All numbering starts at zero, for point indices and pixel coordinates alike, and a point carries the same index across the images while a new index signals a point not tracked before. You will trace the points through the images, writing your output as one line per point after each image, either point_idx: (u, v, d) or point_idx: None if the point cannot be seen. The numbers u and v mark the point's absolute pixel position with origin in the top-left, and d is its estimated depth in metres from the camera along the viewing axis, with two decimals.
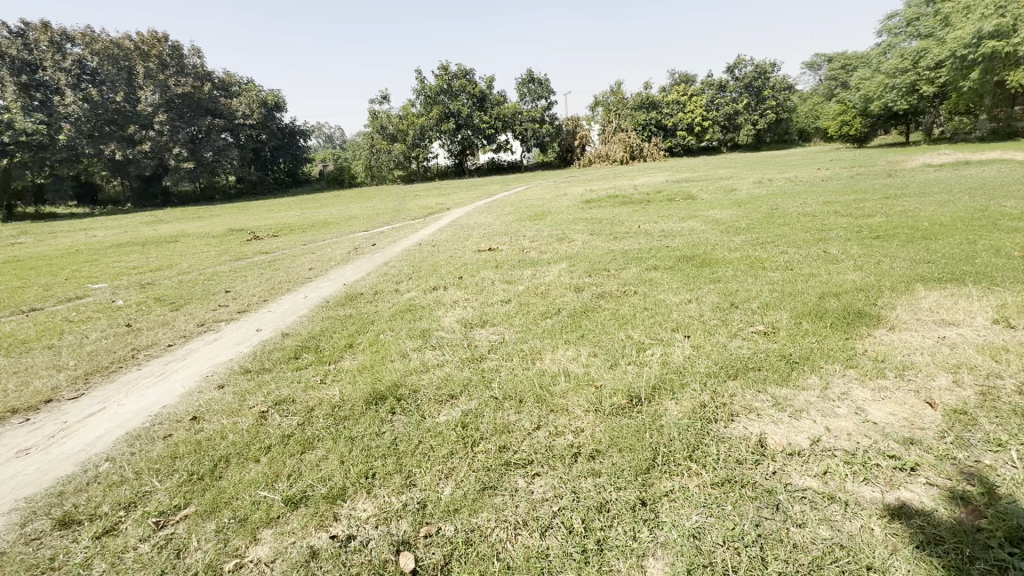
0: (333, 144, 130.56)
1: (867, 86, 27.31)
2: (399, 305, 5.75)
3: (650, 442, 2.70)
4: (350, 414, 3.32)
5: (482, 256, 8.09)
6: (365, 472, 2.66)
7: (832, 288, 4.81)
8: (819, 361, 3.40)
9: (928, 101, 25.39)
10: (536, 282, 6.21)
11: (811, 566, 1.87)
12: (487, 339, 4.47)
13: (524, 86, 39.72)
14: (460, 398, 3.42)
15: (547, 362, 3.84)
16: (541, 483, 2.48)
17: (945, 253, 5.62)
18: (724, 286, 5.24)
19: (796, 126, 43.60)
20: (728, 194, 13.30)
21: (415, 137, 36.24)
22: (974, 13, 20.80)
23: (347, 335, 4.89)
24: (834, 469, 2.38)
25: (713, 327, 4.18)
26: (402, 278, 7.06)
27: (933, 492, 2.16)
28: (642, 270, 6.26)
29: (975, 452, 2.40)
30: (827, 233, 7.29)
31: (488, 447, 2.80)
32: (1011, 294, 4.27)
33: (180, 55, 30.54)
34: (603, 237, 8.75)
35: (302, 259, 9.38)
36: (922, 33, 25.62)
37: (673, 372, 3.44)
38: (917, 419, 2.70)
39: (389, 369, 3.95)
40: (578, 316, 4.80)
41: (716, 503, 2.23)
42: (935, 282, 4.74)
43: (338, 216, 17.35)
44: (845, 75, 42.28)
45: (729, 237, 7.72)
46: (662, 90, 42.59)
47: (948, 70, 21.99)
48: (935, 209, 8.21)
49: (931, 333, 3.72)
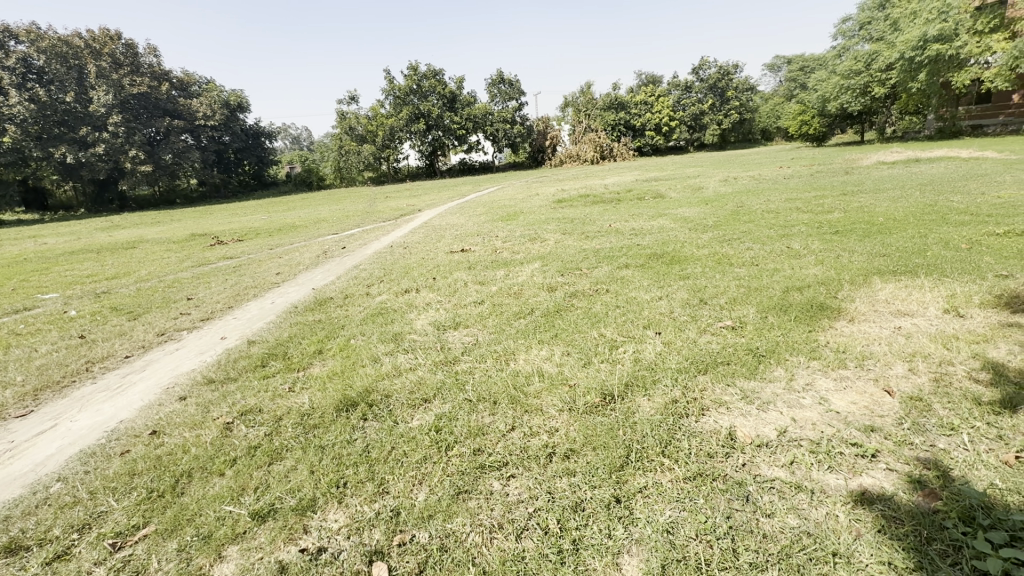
0: (301, 144, 128.79)
1: (824, 87, 28.33)
2: (371, 309, 5.64)
3: (624, 439, 2.72)
4: (320, 422, 3.23)
5: (455, 258, 8.04)
6: (336, 481, 2.60)
7: (796, 282, 4.97)
8: (784, 353, 3.50)
9: (881, 102, 26.47)
10: (509, 282, 6.19)
11: (781, 555, 1.91)
12: (460, 341, 4.43)
13: (494, 87, 39.68)
14: (434, 402, 3.38)
15: (521, 363, 3.83)
16: (516, 484, 2.47)
17: (899, 246, 5.88)
18: (692, 283, 5.34)
19: (759, 126, 44.89)
20: (695, 192, 13.60)
21: (384, 138, 35.83)
22: (919, 17, 21.82)
23: (317, 341, 4.77)
24: (800, 459, 2.45)
25: (682, 322, 4.26)
26: (373, 281, 6.95)
27: (892, 477, 2.25)
28: (614, 268, 6.33)
29: (931, 437, 2.51)
30: (790, 229, 7.53)
31: (462, 451, 2.77)
32: (961, 285, 4.48)
33: (135, 53, 29.27)
34: (575, 237, 8.81)
35: (268, 264, 9.11)
36: (874, 36, 26.75)
37: (645, 369, 3.47)
38: (876, 407, 2.81)
39: (360, 375, 3.86)
40: (552, 315, 4.81)
41: (689, 496, 2.26)
42: (890, 274, 4.95)
43: (305, 219, 16.91)
44: (802, 76, 43.65)
45: (697, 234, 7.90)
46: (630, 91, 43.16)
47: (898, 72, 22.97)
48: (890, 205, 8.57)
49: (888, 324, 3.87)
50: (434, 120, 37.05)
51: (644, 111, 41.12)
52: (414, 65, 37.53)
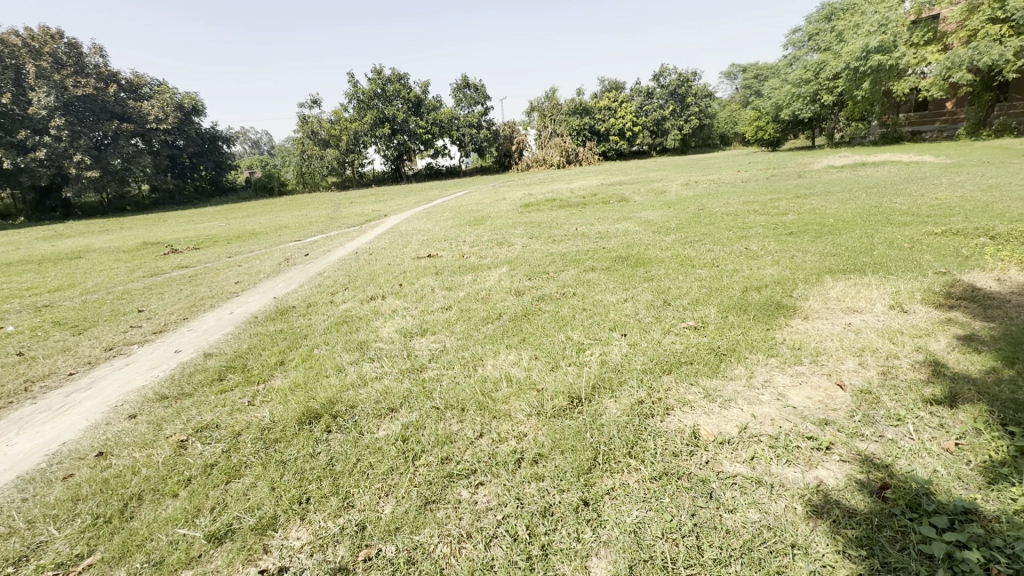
0: (260, 148, 125.19)
1: (777, 95, 29.54)
2: (335, 317, 5.50)
3: (592, 442, 2.74)
4: (281, 436, 3.12)
5: (422, 263, 7.96)
6: (298, 497, 2.51)
7: (754, 282, 5.14)
8: (744, 352, 3.61)
9: (830, 109, 27.81)
10: (477, 287, 6.17)
11: (742, 549, 1.96)
12: (427, 348, 4.37)
13: (459, 92, 39.59)
14: (401, 411, 3.32)
15: (489, 368, 3.81)
16: (484, 492, 2.45)
17: (848, 246, 6.18)
18: (656, 284, 5.47)
19: (718, 131, 46.42)
20: (659, 196, 13.94)
21: (348, 143, 35.16)
22: (861, 29, 23.06)
23: (278, 351, 4.62)
24: (759, 454, 2.53)
25: (647, 323, 4.34)
26: (337, 289, 6.78)
27: (846, 468, 2.35)
28: (580, 272, 6.39)
29: (880, 428, 2.64)
30: (748, 231, 7.80)
31: (430, 460, 2.73)
32: (904, 282, 4.74)
33: (79, 53, 27.78)
34: (542, 241, 8.86)
35: (225, 273, 8.78)
36: (822, 46, 28.11)
37: (612, 371, 3.52)
38: (830, 401, 2.93)
39: (324, 387, 3.74)
40: (519, 319, 4.82)
41: (655, 496, 2.29)
42: (841, 273, 5.20)
43: (266, 225, 16.41)
44: (755, 83, 45.28)
45: (661, 237, 8.07)
46: (594, 96, 43.87)
47: (844, 81, 24.21)
48: (839, 207, 9.01)
49: (839, 320, 4.06)
50: (399, 124, 36.63)
51: (607, 116, 41.89)
52: (377, 69, 36.99)
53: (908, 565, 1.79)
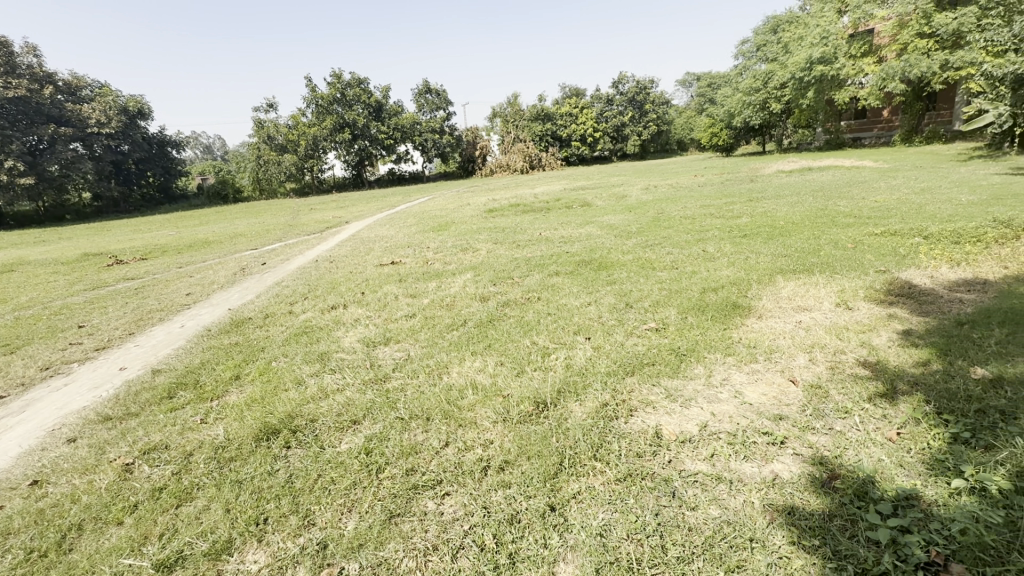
0: (212, 154, 120.34)
1: (729, 102, 30.68)
2: (294, 328, 5.33)
3: (557, 446, 2.75)
4: (237, 454, 2.98)
5: (384, 270, 7.83)
6: (255, 518, 2.41)
7: (711, 284, 5.31)
8: (703, 352, 3.72)
9: (779, 116, 29.21)
10: (441, 294, 6.11)
11: (704, 545, 2.01)
12: (390, 358, 4.29)
13: (421, 97, 39.34)
14: (364, 423, 3.24)
15: (454, 376, 3.78)
16: (451, 502, 2.41)
17: (798, 247, 6.48)
18: (619, 287, 5.56)
19: (675, 137, 47.91)
20: (620, 200, 14.27)
21: (307, 148, 34.26)
22: (805, 41, 24.38)
23: (233, 365, 4.42)
24: (719, 451, 2.60)
25: (610, 326, 4.41)
26: (296, 298, 6.58)
27: (799, 461, 2.45)
28: (544, 276, 6.44)
29: (829, 421, 2.77)
30: (705, 234, 8.07)
31: (394, 472, 2.67)
32: (848, 281, 5.01)
33: (10, 52, 26.00)
34: (506, 246, 8.89)
35: (175, 284, 8.36)
36: (769, 57, 29.54)
37: (576, 374, 3.55)
38: (783, 397, 3.05)
39: (282, 401, 3.60)
40: (485, 325, 4.81)
41: (620, 498, 2.32)
42: (792, 273, 5.44)
43: (220, 234, 15.76)
44: (709, 91, 46.85)
45: (622, 241, 8.25)
46: (556, 102, 44.48)
47: (791, 90, 25.51)
48: (788, 210, 9.46)
49: (791, 318, 4.25)
50: (360, 129, 36.00)
51: (569, 121, 42.58)
52: (336, 73, 36.25)
53: (857, 552, 1.88)
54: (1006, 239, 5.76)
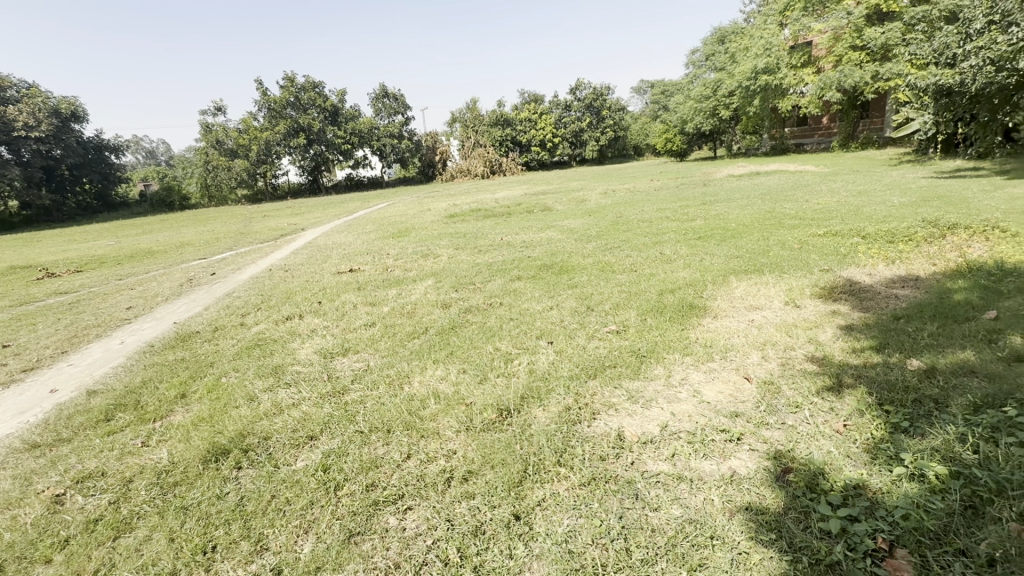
0: (156, 159, 114.53)
1: (682, 109, 31.79)
2: (246, 341, 5.09)
3: (521, 453, 2.73)
4: (182, 478, 2.80)
5: (342, 278, 7.62)
6: (203, 546, 2.26)
7: (669, 285, 5.44)
8: (662, 352, 3.80)
9: (728, 122, 30.50)
10: (402, 301, 6.00)
11: (668, 546, 2.03)
12: (349, 369, 4.15)
13: (378, 101, 38.82)
14: (321, 438, 3.11)
15: (416, 385, 3.69)
16: (413, 517, 2.34)
17: (749, 248, 6.75)
18: (580, 291, 5.62)
19: (632, 143, 49.17)
20: (580, 204, 14.50)
21: (259, 153, 33.02)
22: (750, 52, 25.62)
23: (178, 383, 4.16)
24: (679, 450, 2.65)
25: (572, 330, 4.44)
26: (249, 309, 6.30)
27: (755, 457, 2.53)
28: (506, 281, 6.43)
29: (782, 415, 2.87)
30: (662, 236, 8.28)
31: (353, 489, 2.57)
32: (795, 280, 5.25)
33: None
34: (468, 251, 8.84)
35: (115, 297, 7.85)
36: (717, 66, 30.85)
37: (540, 379, 3.54)
38: (739, 394, 3.15)
39: (232, 419, 3.42)
40: (447, 332, 4.74)
41: (585, 503, 2.31)
42: (744, 273, 5.65)
43: (165, 243, 14.94)
44: (662, 98, 48.28)
45: (582, 244, 8.36)
46: (515, 108, 44.82)
47: (738, 97, 26.70)
48: (738, 213, 9.86)
49: (744, 317, 4.40)
50: (315, 134, 34.90)
51: (528, 127, 43.01)
52: (289, 76, 35.10)
53: (811, 543, 1.94)
54: (933, 238, 6.19)
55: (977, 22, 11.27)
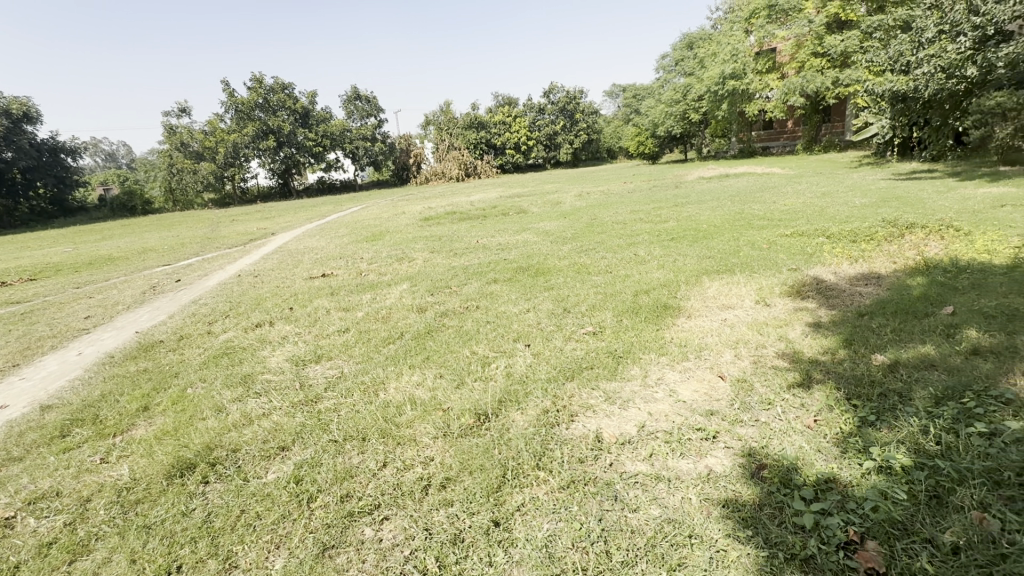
0: (116, 162, 110.10)
1: (653, 113, 32.35)
2: (213, 350, 4.91)
3: (499, 458, 2.70)
4: (144, 496, 2.67)
5: (315, 283, 7.46)
6: (167, 567, 2.16)
7: (643, 286, 5.51)
8: (638, 352, 3.83)
9: (697, 126, 31.20)
10: (376, 306, 5.90)
11: (647, 546, 2.03)
12: (322, 376, 4.05)
13: (350, 103, 38.29)
14: (293, 449, 3.02)
15: (392, 392, 3.62)
16: (390, 527, 2.28)
17: (720, 249, 6.90)
18: (556, 293, 5.64)
19: (606, 146, 49.74)
20: (555, 207, 14.58)
21: (227, 156, 32.09)
22: (718, 57, 26.29)
23: (140, 396, 3.98)
24: (656, 450, 2.67)
25: (549, 332, 4.44)
26: (216, 317, 6.10)
27: (731, 454, 2.56)
28: (482, 284, 6.39)
29: (755, 412, 2.92)
30: (636, 238, 8.39)
31: (327, 500, 2.50)
32: (764, 279, 5.38)
33: None
34: (444, 254, 8.77)
35: (72, 307, 7.48)
36: (687, 71, 31.53)
37: (517, 383, 3.52)
38: (713, 393, 3.19)
39: (199, 431, 3.28)
40: (423, 337, 4.68)
41: (564, 506, 2.30)
42: (716, 273, 5.76)
43: (126, 250, 14.32)
44: (635, 102, 49.00)
45: (559, 247, 8.39)
46: (489, 110, 44.83)
47: (708, 102, 27.32)
48: (710, 214, 10.08)
49: (717, 316, 4.48)
50: (285, 136, 33.88)
51: (502, 130, 43.07)
52: (257, 77, 34.22)
53: (786, 539, 1.97)
54: (893, 237, 6.44)
55: (928, 31, 11.84)
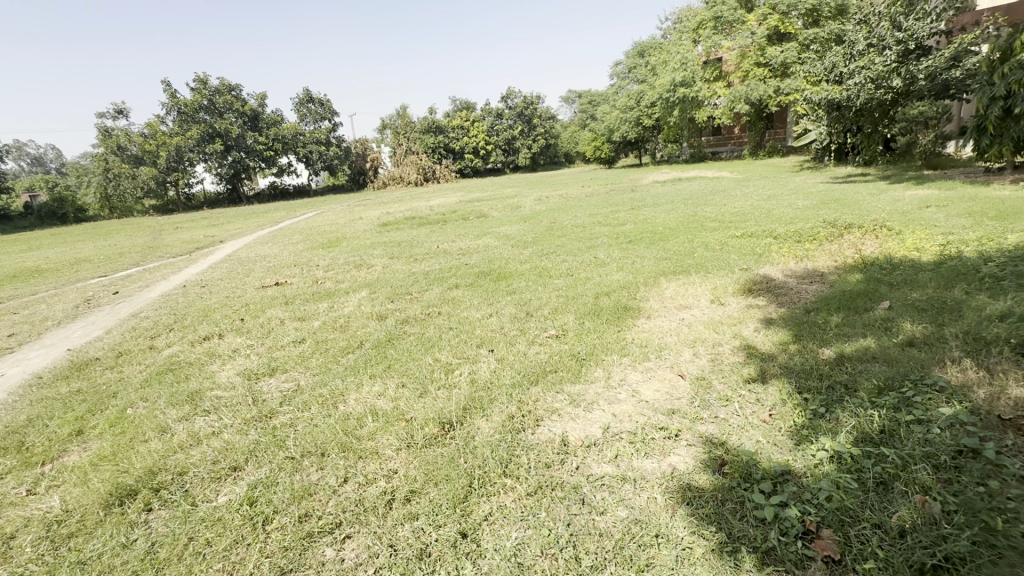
0: (44, 167, 102.46)
1: (608, 118, 33.12)
2: (156, 366, 4.60)
3: (465, 467, 2.65)
4: (79, 528, 2.46)
5: (268, 293, 7.15)
6: None
7: (604, 288, 5.59)
8: (601, 354, 3.87)
9: (651, 131, 32.14)
10: (334, 315, 5.72)
11: (616, 549, 2.03)
12: (277, 390, 3.86)
13: (302, 106, 37.18)
14: (246, 468, 2.86)
15: (352, 404, 3.50)
16: (353, 546, 2.20)
17: (676, 250, 7.10)
18: (518, 297, 5.63)
19: (564, 150, 50.48)
20: (515, 211, 14.65)
21: (169, 160, 30.44)
22: (669, 65, 27.22)
23: (73, 419, 3.67)
24: (622, 451, 2.69)
25: (512, 337, 4.42)
26: (159, 330, 5.74)
27: (692, 452, 2.62)
28: (444, 290, 6.31)
29: (714, 409, 3.00)
30: (596, 240, 8.53)
31: (285, 521, 2.37)
32: (718, 279, 5.57)
33: None
34: (403, 260, 8.62)
35: None
36: (639, 78, 32.48)
37: (482, 389, 3.48)
38: (674, 392, 3.26)
39: (141, 454, 3.06)
40: (384, 345, 4.56)
41: (532, 513, 2.28)
42: (673, 275, 5.92)
43: (55, 260, 13.28)
44: (590, 108, 49.96)
45: (519, 250, 8.41)
46: (447, 115, 44.63)
47: (660, 108, 28.23)
48: (665, 217, 10.38)
49: (675, 316, 4.60)
50: (233, 140, 32.48)
51: (461, 134, 42.90)
52: (202, 78, 32.66)
53: (748, 532, 2.03)
54: (833, 237, 6.82)
55: (858, 44, 12.72)
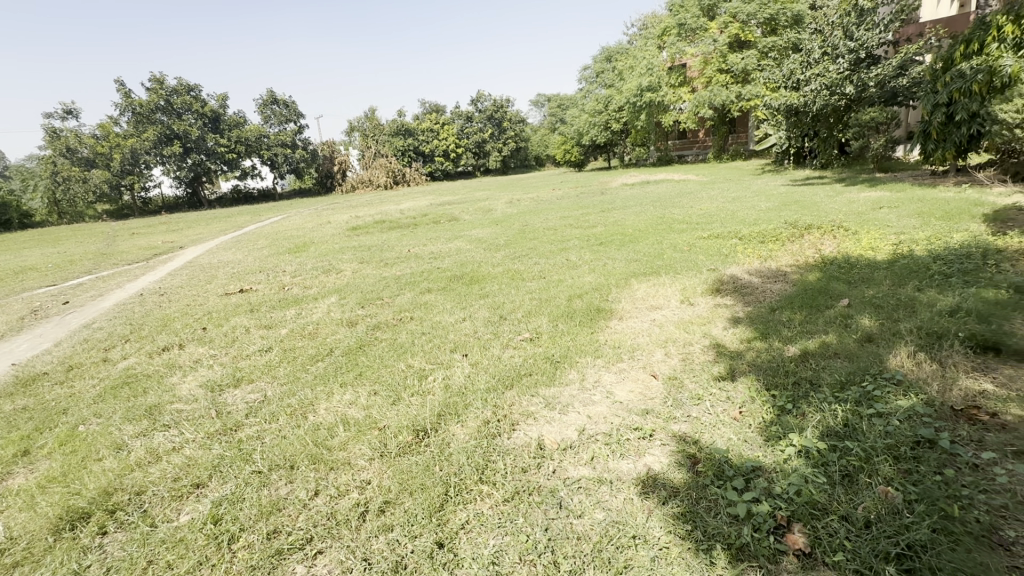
0: None
1: (577, 122, 33.50)
2: (111, 380, 4.36)
3: (440, 475, 2.60)
4: (25, 556, 2.30)
5: (231, 300, 6.90)
6: None
7: (576, 291, 5.62)
8: (575, 356, 3.88)
9: (619, 135, 32.67)
10: (302, 321, 5.56)
11: (595, 552, 2.03)
12: (243, 402, 3.72)
13: (266, 108, 36.18)
14: (210, 484, 2.73)
15: (322, 413, 3.39)
16: (325, 561, 2.12)
17: (645, 252, 7.22)
18: (491, 300, 5.61)
19: (534, 153, 50.75)
20: (486, 214, 14.63)
21: (124, 163, 29.08)
22: (636, 71, 27.75)
23: (17, 439, 3.43)
24: (598, 453, 2.70)
25: (486, 341, 4.39)
26: (114, 342, 5.45)
27: (667, 451, 2.65)
28: (416, 294, 6.22)
29: (687, 408, 3.04)
30: (567, 243, 8.58)
31: (252, 539, 2.28)
32: (687, 279, 5.69)
33: None
34: (373, 265, 8.46)
35: None
36: (607, 82, 33.00)
37: (456, 395, 3.43)
38: (648, 392, 3.29)
39: (95, 474, 2.89)
40: (355, 352, 4.45)
41: (509, 519, 2.25)
42: (643, 276, 6.00)
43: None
44: (559, 111, 50.42)
45: (492, 254, 8.39)
46: (416, 117, 44.24)
47: (628, 112, 28.73)
48: (634, 219, 10.55)
49: (647, 317, 4.66)
50: (193, 142, 31.28)
51: (431, 137, 42.58)
52: (159, 78, 31.35)
53: (722, 529, 2.06)
54: (795, 237, 7.06)
55: (813, 51, 13.26)
